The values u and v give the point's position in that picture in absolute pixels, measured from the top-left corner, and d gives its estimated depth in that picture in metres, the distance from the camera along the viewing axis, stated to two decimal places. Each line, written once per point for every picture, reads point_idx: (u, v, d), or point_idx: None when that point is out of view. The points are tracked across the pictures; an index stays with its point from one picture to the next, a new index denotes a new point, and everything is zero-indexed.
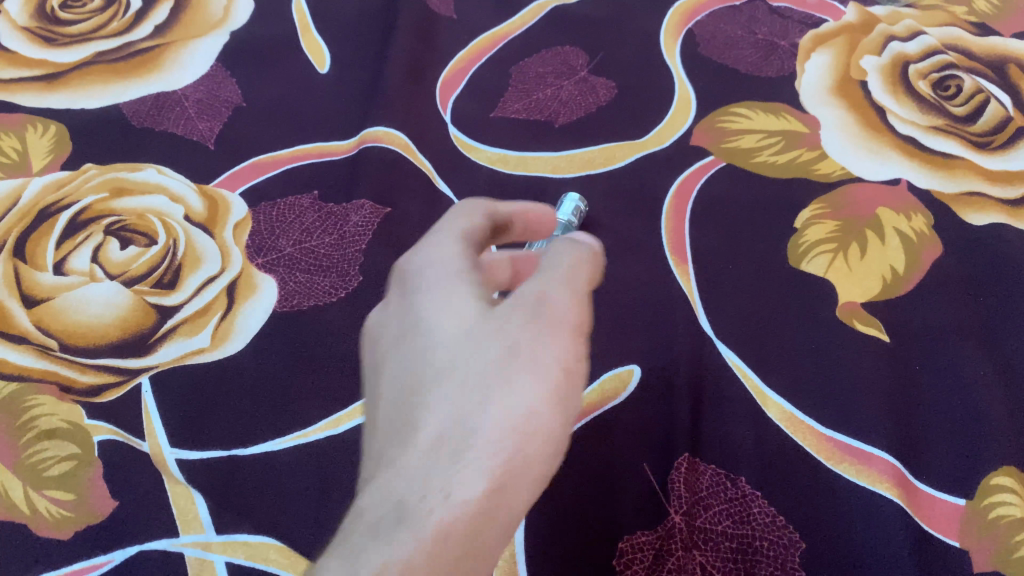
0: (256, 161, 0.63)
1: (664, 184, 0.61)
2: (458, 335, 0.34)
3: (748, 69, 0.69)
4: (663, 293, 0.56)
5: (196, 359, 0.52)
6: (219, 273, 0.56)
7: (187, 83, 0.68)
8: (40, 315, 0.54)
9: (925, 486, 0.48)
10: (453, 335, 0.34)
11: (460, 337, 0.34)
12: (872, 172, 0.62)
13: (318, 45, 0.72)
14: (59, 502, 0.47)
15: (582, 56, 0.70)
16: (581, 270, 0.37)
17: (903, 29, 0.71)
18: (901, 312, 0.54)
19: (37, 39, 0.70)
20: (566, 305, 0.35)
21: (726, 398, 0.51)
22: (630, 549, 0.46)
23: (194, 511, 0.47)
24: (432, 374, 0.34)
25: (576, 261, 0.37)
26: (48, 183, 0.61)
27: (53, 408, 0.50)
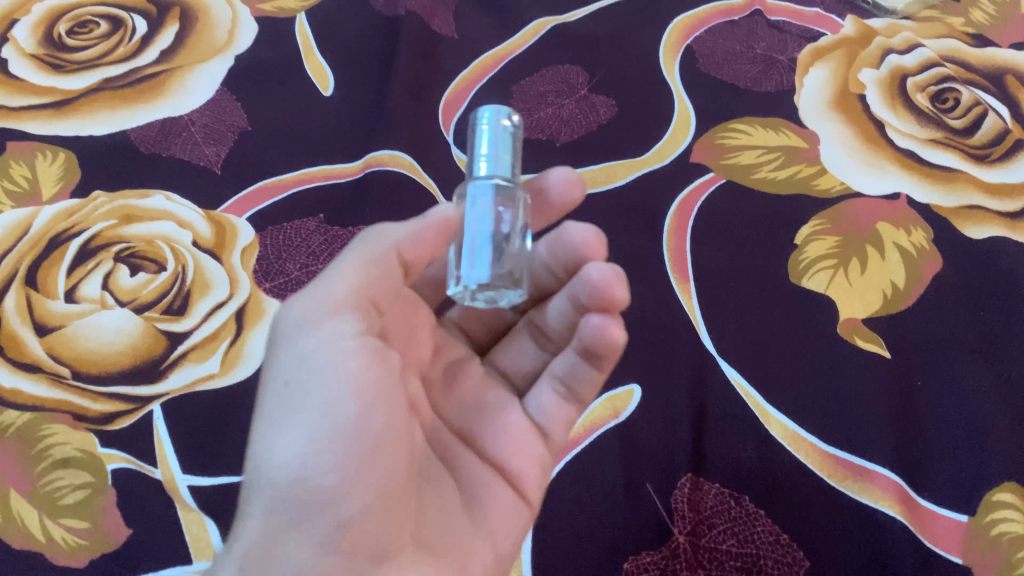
0: (262, 185, 0.64)
1: (666, 202, 0.62)
2: (288, 375, 0.38)
3: (747, 84, 0.70)
4: (666, 311, 0.56)
5: (207, 385, 0.53)
6: (228, 299, 0.57)
7: (192, 108, 0.69)
8: (52, 343, 0.55)
9: (927, 502, 0.48)
10: (284, 379, 0.38)
11: (296, 368, 0.38)
12: (871, 187, 0.62)
13: (321, 68, 0.73)
14: (74, 530, 0.48)
15: (582, 74, 0.71)
16: (387, 270, 0.40)
17: (900, 42, 0.71)
18: (902, 328, 0.55)
19: (45, 67, 0.71)
20: (340, 310, 0.39)
21: (730, 416, 0.52)
22: (634, 570, 0.47)
23: (207, 538, 0.48)
24: (282, 421, 0.37)
25: (385, 259, 0.40)
26: (58, 212, 0.62)
27: (67, 437, 0.51)
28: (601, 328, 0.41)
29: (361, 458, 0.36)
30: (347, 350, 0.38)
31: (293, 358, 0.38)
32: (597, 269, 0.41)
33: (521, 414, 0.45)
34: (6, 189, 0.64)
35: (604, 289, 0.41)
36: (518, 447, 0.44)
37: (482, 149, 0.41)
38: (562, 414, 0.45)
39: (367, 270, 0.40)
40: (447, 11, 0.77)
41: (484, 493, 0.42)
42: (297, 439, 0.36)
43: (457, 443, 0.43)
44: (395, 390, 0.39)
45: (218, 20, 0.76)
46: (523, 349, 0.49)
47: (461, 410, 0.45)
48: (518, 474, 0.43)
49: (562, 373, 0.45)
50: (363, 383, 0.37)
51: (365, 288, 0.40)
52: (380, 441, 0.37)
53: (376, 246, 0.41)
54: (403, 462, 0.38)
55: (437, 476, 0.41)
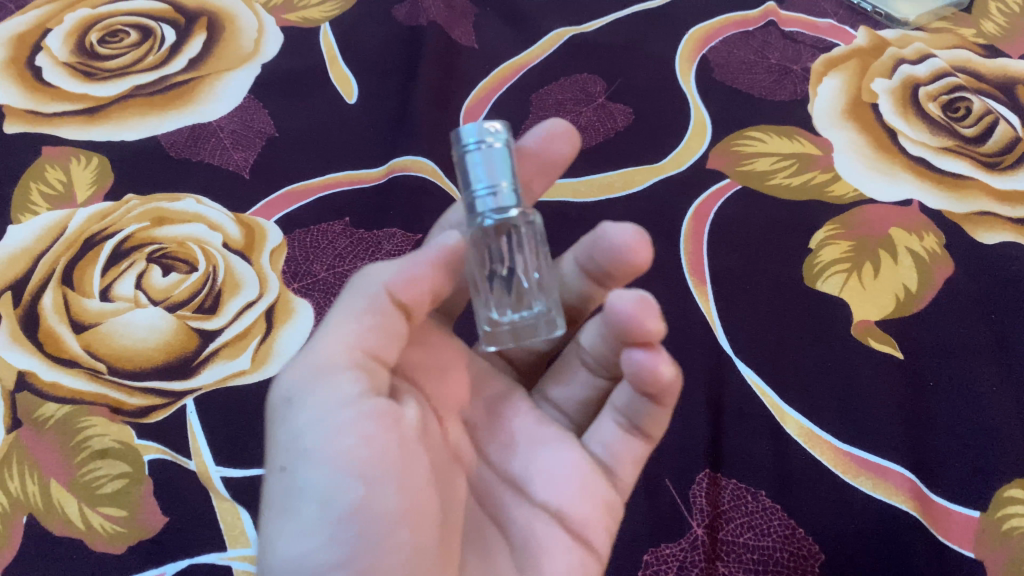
0: (289, 189, 0.66)
1: (682, 207, 0.64)
2: (285, 460, 0.35)
3: (762, 93, 0.71)
4: (683, 313, 0.58)
5: (238, 380, 0.55)
6: (257, 298, 0.59)
7: (220, 114, 0.71)
8: (89, 340, 0.56)
9: (940, 498, 0.50)
10: (281, 465, 0.35)
11: (293, 452, 0.35)
12: (884, 193, 0.64)
13: (345, 76, 0.75)
14: (113, 518, 0.50)
15: (599, 83, 0.73)
16: (384, 321, 0.38)
17: (912, 52, 0.73)
18: (915, 329, 0.56)
19: (77, 75, 0.73)
20: (335, 380, 0.36)
21: (746, 414, 0.53)
22: (654, 561, 0.48)
23: (240, 526, 0.50)
24: (285, 515, 0.34)
25: (377, 305, 0.38)
26: (92, 214, 0.64)
27: (105, 429, 0.53)
28: (646, 365, 0.41)
29: (378, 541, 0.33)
30: (347, 423, 0.35)
31: (290, 440, 0.35)
32: (624, 301, 0.40)
33: (574, 452, 0.44)
34: (42, 192, 0.66)
35: (634, 323, 0.40)
36: (573, 490, 0.42)
37: (480, 179, 0.38)
38: (629, 450, 0.45)
39: (363, 327, 0.38)
40: (467, 22, 0.80)
41: (537, 550, 0.41)
42: (306, 533, 0.33)
43: (507, 491, 0.43)
44: (410, 458, 0.36)
45: (245, 31, 0.78)
46: (576, 379, 0.49)
47: (507, 449, 0.44)
48: (576, 521, 0.42)
49: (621, 406, 0.45)
50: (369, 457, 0.34)
51: (360, 347, 0.37)
52: (398, 517, 0.34)
53: (368, 297, 0.39)
54: (429, 536, 0.36)
55: (483, 536, 0.41)
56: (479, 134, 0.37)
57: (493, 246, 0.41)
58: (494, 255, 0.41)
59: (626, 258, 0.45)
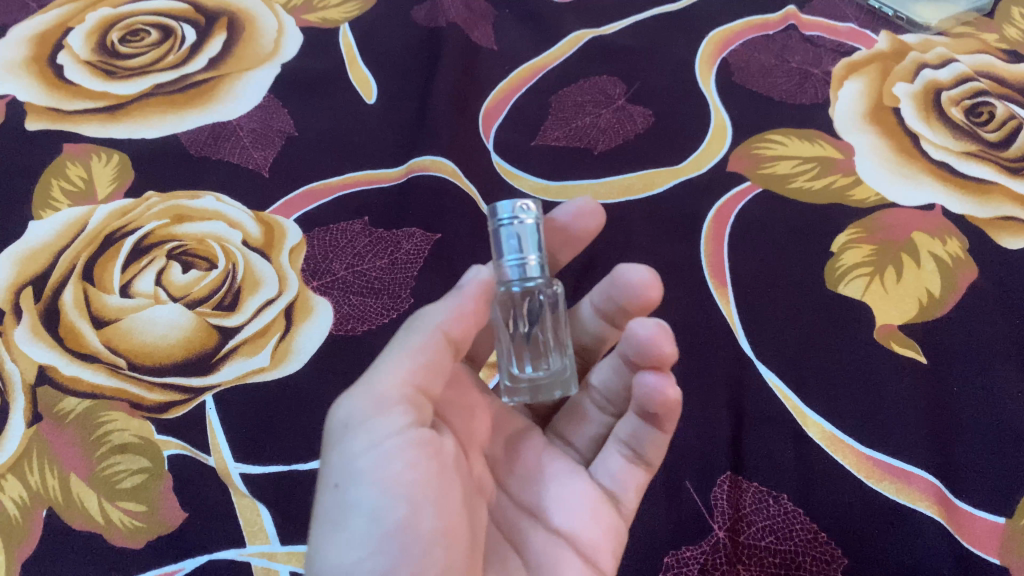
0: (309, 188, 0.66)
1: (702, 210, 0.63)
2: (338, 477, 0.37)
3: (783, 97, 0.71)
4: (704, 316, 0.58)
5: (257, 378, 0.55)
6: (277, 296, 0.59)
7: (240, 113, 0.71)
8: (109, 336, 0.57)
9: (964, 504, 0.49)
10: (334, 481, 0.37)
11: (346, 470, 0.37)
12: (906, 197, 0.63)
13: (364, 76, 0.75)
14: (132, 513, 0.50)
15: (619, 85, 0.73)
16: (433, 357, 0.41)
17: (934, 57, 0.72)
18: (938, 334, 0.56)
19: (99, 73, 0.73)
20: (388, 409, 0.38)
21: (767, 417, 0.53)
22: (675, 563, 0.48)
23: (260, 522, 0.50)
24: (336, 528, 0.36)
25: (430, 343, 0.41)
26: (112, 210, 0.64)
27: (126, 424, 0.53)
28: (656, 388, 0.42)
29: (416, 559, 0.36)
30: (394, 447, 0.37)
31: (342, 458, 0.37)
32: (643, 325, 0.42)
33: (589, 484, 0.46)
34: (64, 188, 0.66)
35: (652, 346, 0.42)
36: (586, 517, 0.44)
37: (512, 251, 0.41)
38: (633, 480, 0.46)
39: (413, 361, 0.40)
40: (486, 23, 0.79)
41: (553, 571, 0.42)
42: (352, 544, 0.35)
43: (525, 518, 0.44)
44: (448, 485, 0.38)
45: (265, 31, 0.78)
46: (585, 417, 0.50)
47: (526, 483, 0.45)
48: (587, 544, 0.43)
49: (628, 437, 0.46)
50: (414, 482, 0.36)
51: (410, 381, 0.39)
52: (435, 538, 0.36)
53: (421, 336, 0.41)
54: (460, 557, 0.38)
55: (504, 557, 0.42)
56: (514, 210, 0.40)
57: (519, 306, 0.44)
58: (519, 314, 0.45)
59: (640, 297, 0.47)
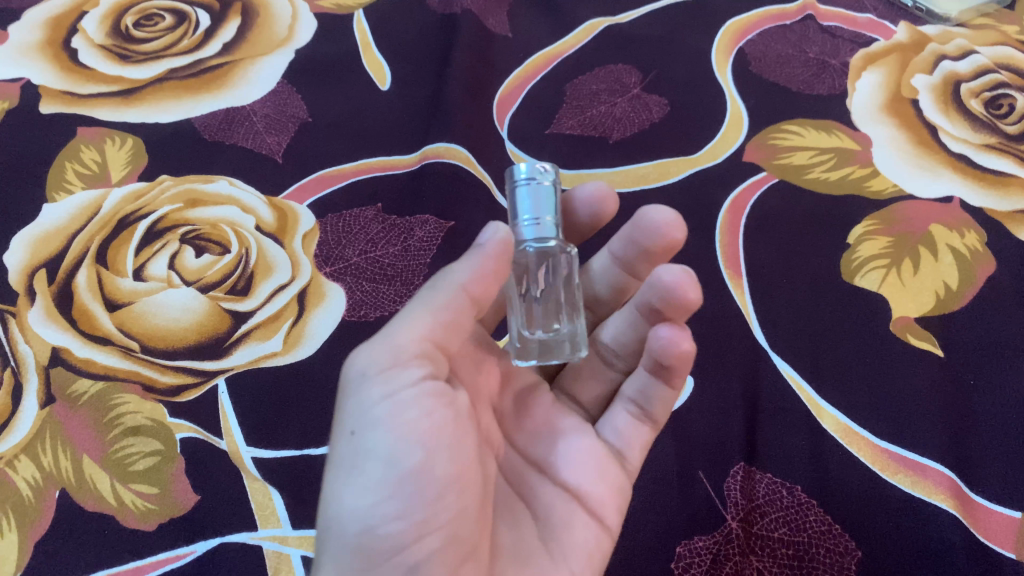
0: (322, 174, 0.66)
1: (718, 200, 0.63)
2: (354, 424, 0.37)
3: (800, 87, 0.70)
4: (719, 306, 0.57)
5: (269, 362, 0.56)
6: (290, 281, 0.59)
7: (254, 98, 0.71)
8: (122, 319, 0.57)
9: (980, 498, 0.49)
10: (351, 428, 0.37)
11: (362, 417, 0.37)
12: (924, 189, 0.62)
13: (378, 63, 0.75)
14: (145, 495, 0.50)
15: (635, 74, 0.72)
16: (453, 315, 0.41)
17: (954, 48, 0.72)
18: (955, 328, 0.55)
19: (113, 57, 0.73)
20: (406, 361, 0.38)
21: (782, 408, 0.53)
22: (687, 553, 0.48)
23: (271, 506, 0.51)
24: (351, 472, 0.36)
25: (454, 301, 0.41)
26: (126, 194, 0.64)
27: (138, 406, 0.54)
28: (672, 340, 0.42)
29: (429, 503, 0.36)
30: (411, 396, 0.37)
31: (359, 406, 0.37)
32: (670, 272, 0.43)
33: (594, 441, 0.46)
34: (78, 171, 0.66)
35: (678, 292, 0.43)
36: (590, 474, 0.44)
37: (526, 210, 0.42)
38: (639, 436, 0.47)
39: (431, 316, 0.40)
40: (501, 10, 0.79)
41: (560, 523, 0.42)
42: (367, 488, 0.36)
43: (533, 473, 0.44)
44: (463, 435, 0.38)
45: (279, 17, 0.78)
46: (593, 373, 0.50)
47: (534, 438, 0.45)
48: (594, 500, 0.43)
49: (637, 395, 0.47)
50: (430, 429, 0.37)
51: (430, 336, 0.40)
52: (449, 484, 0.37)
53: (443, 292, 0.41)
54: (472, 504, 0.38)
55: (514, 507, 0.42)
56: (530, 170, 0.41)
57: (532, 269, 0.44)
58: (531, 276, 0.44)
59: (663, 239, 0.47)
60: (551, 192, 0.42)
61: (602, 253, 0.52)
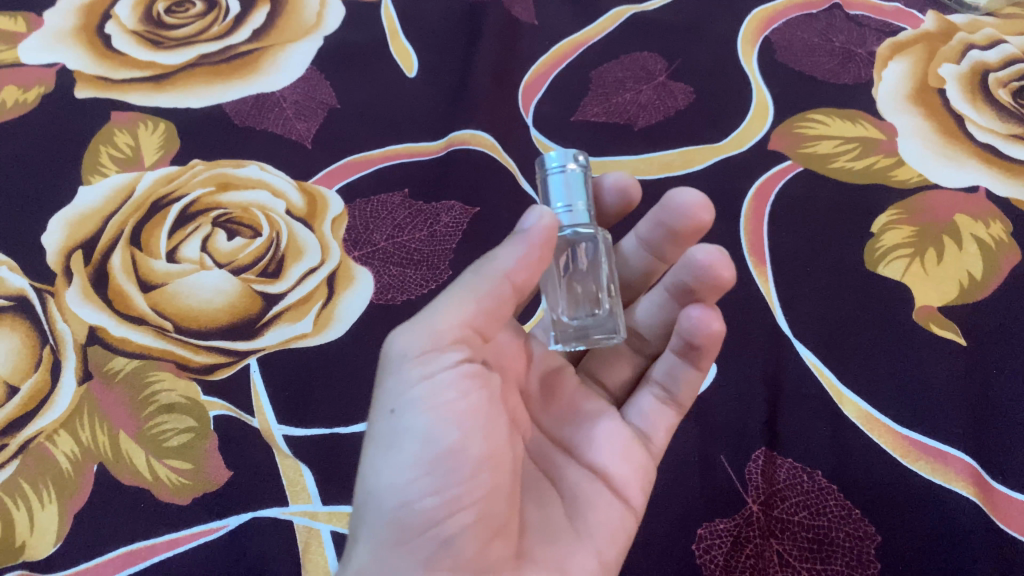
0: (349, 160, 0.66)
1: (743, 188, 0.63)
2: (393, 403, 0.38)
3: (825, 76, 0.70)
4: (743, 293, 0.58)
5: (300, 343, 0.57)
6: (319, 265, 0.60)
7: (283, 85, 0.72)
8: (156, 299, 0.58)
9: (1001, 486, 0.50)
10: (389, 407, 0.38)
11: (401, 396, 0.38)
12: (950, 179, 0.62)
13: (406, 51, 0.75)
14: (179, 470, 0.52)
15: (660, 62, 0.72)
16: (494, 302, 0.41)
17: (981, 38, 0.71)
18: (978, 317, 0.55)
19: (145, 43, 0.74)
20: (445, 343, 0.39)
21: (804, 395, 0.53)
22: (708, 535, 0.49)
23: (302, 482, 0.52)
24: (389, 449, 0.37)
25: (498, 289, 0.41)
26: (159, 177, 0.65)
27: (172, 384, 0.55)
28: (701, 320, 0.44)
29: (464, 480, 0.37)
30: (449, 378, 0.38)
31: (398, 385, 0.38)
32: (704, 252, 0.44)
33: (620, 423, 0.47)
34: (112, 155, 0.67)
35: (711, 271, 0.44)
36: (615, 454, 0.45)
37: (559, 198, 0.42)
38: (663, 419, 0.48)
39: (472, 299, 0.40)
40: None
41: (587, 503, 0.43)
42: (404, 464, 0.37)
43: (559, 453, 0.45)
44: (497, 417, 0.40)
45: (308, 2, 0.78)
46: (618, 358, 0.51)
47: (560, 420, 0.46)
48: (618, 480, 0.44)
49: (663, 378, 0.48)
50: (466, 410, 0.38)
51: (470, 321, 0.40)
52: (483, 462, 0.38)
53: (486, 279, 0.41)
54: (505, 482, 0.39)
55: (542, 488, 0.43)
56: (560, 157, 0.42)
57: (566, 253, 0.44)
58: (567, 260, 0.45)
59: (691, 220, 0.47)
60: (582, 179, 0.43)
61: (629, 237, 0.52)
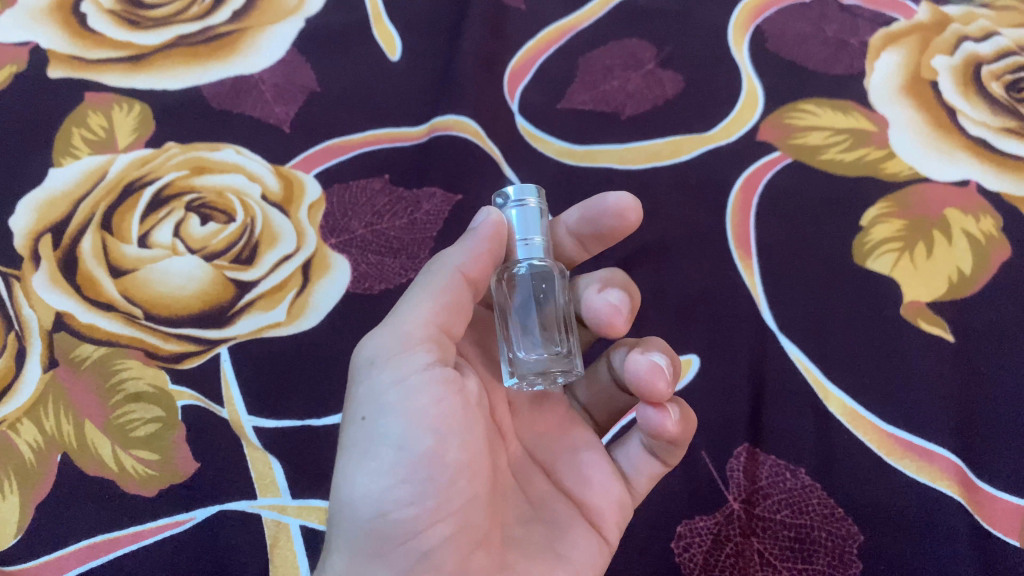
0: (329, 144, 0.64)
1: (729, 178, 0.62)
2: (365, 411, 0.37)
3: (818, 67, 0.67)
4: (728, 289, 0.57)
5: (273, 332, 0.56)
6: (294, 252, 0.59)
7: (262, 67, 0.69)
8: (126, 285, 0.57)
9: (986, 484, 0.49)
10: (362, 415, 0.37)
11: (373, 404, 0.37)
12: (941, 173, 0.61)
13: (389, 32, 0.71)
14: (146, 461, 0.51)
15: (649, 49, 0.69)
16: (456, 297, 0.40)
17: (976, 30, 0.67)
18: (968, 314, 0.54)
19: (122, 23, 0.70)
20: (415, 345, 0.38)
21: (789, 391, 0.53)
22: (688, 533, 0.49)
23: (272, 475, 0.51)
24: (363, 458, 0.37)
25: (451, 284, 0.40)
26: (132, 159, 0.63)
27: (140, 372, 0.54)
28: (657, 422, 0.40)
29: (440, 489, 0.36)
30: (421, 382, 0.37)
31: (371, 393, 0.38)
32: (636, 363, 0.39)
33: (603, 456, 0.45)
34: (84, 137, 0.65)
35: (644, 384, 0.39)
36: (593, 484, 0.43)
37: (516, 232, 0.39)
38: (648, 467, 0.45)
39: (433, 297, 0.39)
40: None
41: (564, 526, 0.41)
42: (378, 474, 0.36)
43: (540, 473, 0.43)
44: (475, 422, 0.38)
45: None
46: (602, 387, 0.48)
47: (542, 441, 0.44)
48: (594, 510, 0.43)
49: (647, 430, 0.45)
50: (440, 415, 0.37)
51: (436, 320, 0.39)
52: (460, 470, 0.37)
53: (440, 275, 0.40)
54: (483, 491, 0.38)
55: (521, 507, 0.41)
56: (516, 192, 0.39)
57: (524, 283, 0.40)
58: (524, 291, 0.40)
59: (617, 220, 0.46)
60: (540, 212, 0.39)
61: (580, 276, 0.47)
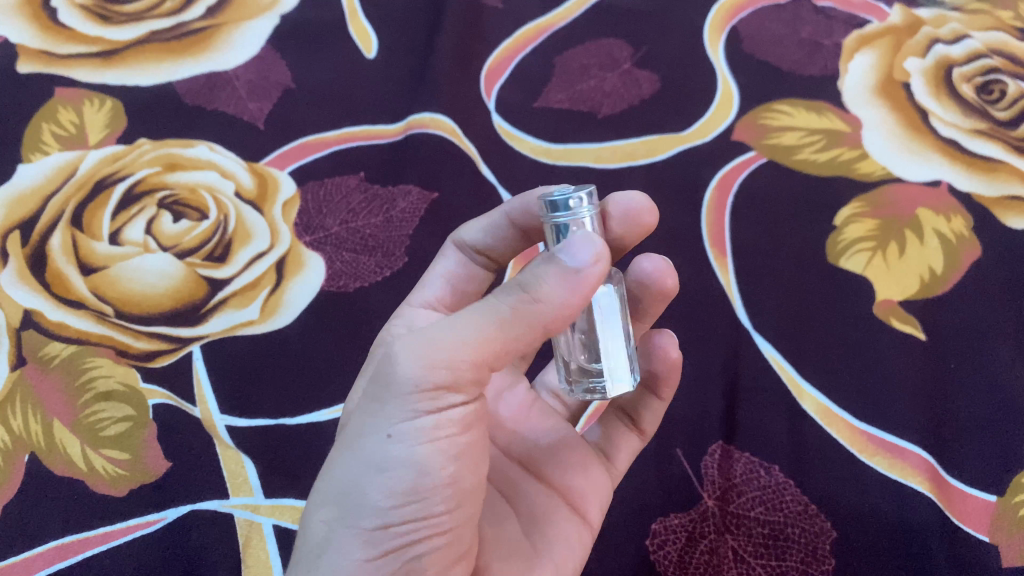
0: (305, 141, 0.64)
1: (704, 178, 0.62)
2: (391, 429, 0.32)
3: (792, 68, 0.67)
4: (703, 288, 0.57)
5: (246, 331, 0.55)
6: (268, 249, 0.58)
7: (236, 64, 0.68)
8: (97, 282, 0.56)
9: (957, 481, 0.49)
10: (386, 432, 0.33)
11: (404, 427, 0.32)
12: (912, 173, 0.61)
13: (365, 30, 0.71)
14: (116, 460, 0.51)
15: (625, 49, 0.69)
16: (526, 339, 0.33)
17: (948, 33, 0.68)
18: (939, 313, 0.55)
19: (93, 18, 0.69)
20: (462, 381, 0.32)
21: (762, 390, 0.53)
22: (662, 530, 0.49)
23: (244, 475, 0.51)
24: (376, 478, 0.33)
25: (532, 325, 0.33)
26: (103, 156, 0.62)
27: (111, 371, 0.53)
28: (664, 348, 0.46)
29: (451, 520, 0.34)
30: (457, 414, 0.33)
31: (400, 411, 0.32)
32: (650, 261, 0.46)
33: (577, 437, 0.46)
34: (54, 133, 0.64)
35: (656, 280, 0.46)
36: (571, 466, 0.44)
37: None
38: (625, 442, 0.47)
39: (503, 336, 0.32)
40: None
41: (546, 518, 0.42)
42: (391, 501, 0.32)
43: (516, 468, 0.44)
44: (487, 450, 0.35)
45: None
46: None
47: (515, 438, 0.45)
48: (575, 492, 0.43)
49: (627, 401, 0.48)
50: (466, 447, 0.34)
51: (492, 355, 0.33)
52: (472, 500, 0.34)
53: (525, 313, 0.32)
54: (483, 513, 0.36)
55: (497, 503, 0.41)
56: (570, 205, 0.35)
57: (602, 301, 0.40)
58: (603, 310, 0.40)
59: None
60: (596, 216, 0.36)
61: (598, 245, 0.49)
